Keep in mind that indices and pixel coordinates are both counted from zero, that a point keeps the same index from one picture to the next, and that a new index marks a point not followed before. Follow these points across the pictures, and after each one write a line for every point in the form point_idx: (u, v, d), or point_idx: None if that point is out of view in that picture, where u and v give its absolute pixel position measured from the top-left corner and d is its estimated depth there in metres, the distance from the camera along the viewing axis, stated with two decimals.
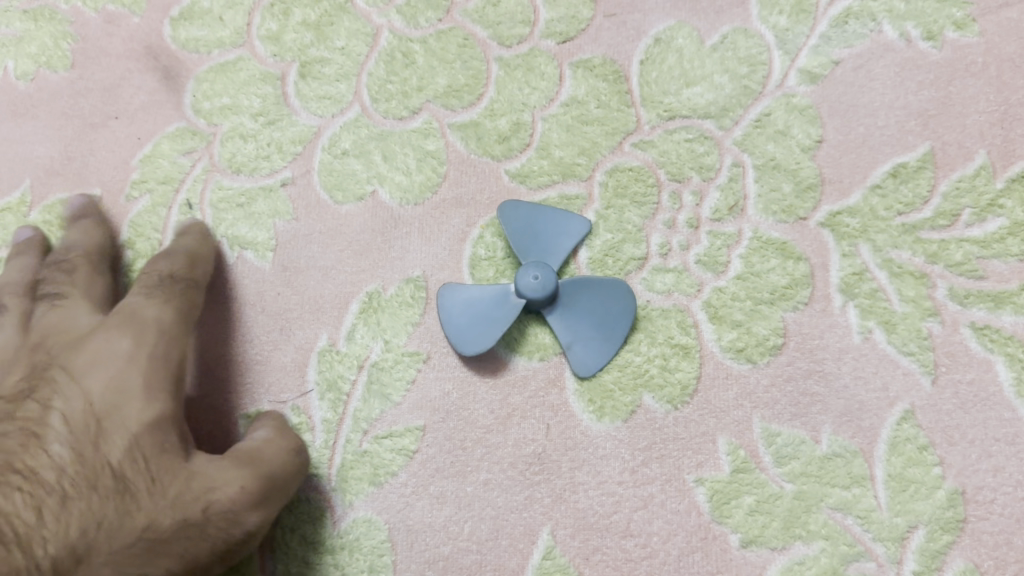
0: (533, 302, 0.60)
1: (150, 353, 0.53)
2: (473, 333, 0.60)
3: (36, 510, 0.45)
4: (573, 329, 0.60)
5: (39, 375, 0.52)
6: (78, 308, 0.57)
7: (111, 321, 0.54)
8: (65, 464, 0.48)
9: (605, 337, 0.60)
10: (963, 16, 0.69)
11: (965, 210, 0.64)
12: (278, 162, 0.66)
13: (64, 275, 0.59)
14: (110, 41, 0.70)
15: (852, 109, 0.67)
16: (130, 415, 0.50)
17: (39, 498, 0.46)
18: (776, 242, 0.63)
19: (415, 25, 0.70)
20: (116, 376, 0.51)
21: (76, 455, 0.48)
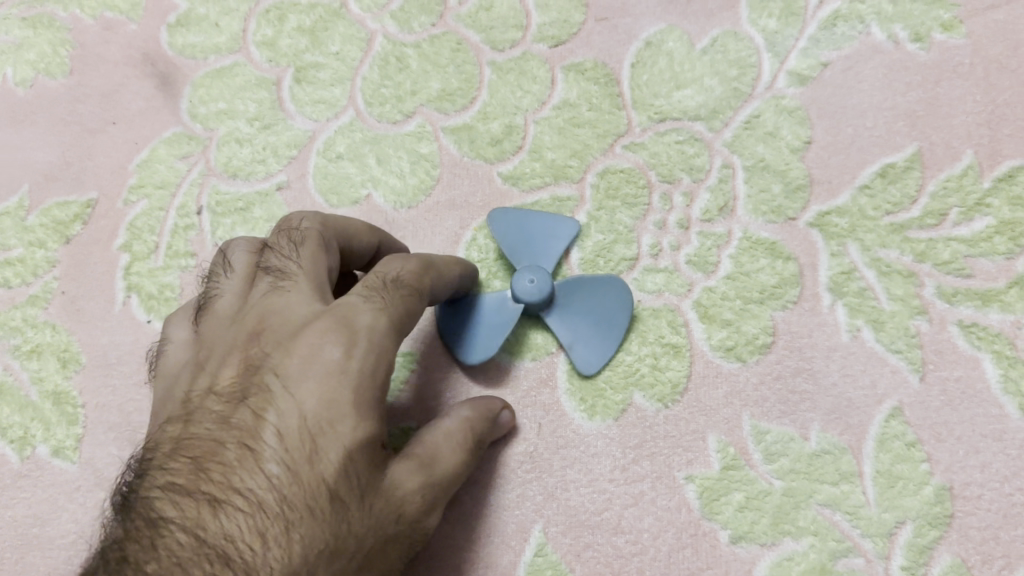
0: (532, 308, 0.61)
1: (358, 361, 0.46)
2: (473, 345, 0.61)
3: (261, 538, 0.41)
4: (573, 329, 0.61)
5: (252, 373, 0.46)
6: (311, 291, 0.50)
7: (328, 314, 0.47)
8: (283, 488, 0.42)
9: (604, 334, 0.61)
10: (950, 18, 0.69)
11: (952, 209, 0.64)
12: (273, 165, 0.67)
13: (291, 247, 0.52)
14: (108, 47, 0.71)
15: (841, 110, 0.68)
16: (339, 432, 0.44)
17: (263, 523, 0.41)
18: (765, 242, 0.64)
19: (408, 30, 0.71)
20: (331, 385, 0.45)
21: (291, 473, 0.43)
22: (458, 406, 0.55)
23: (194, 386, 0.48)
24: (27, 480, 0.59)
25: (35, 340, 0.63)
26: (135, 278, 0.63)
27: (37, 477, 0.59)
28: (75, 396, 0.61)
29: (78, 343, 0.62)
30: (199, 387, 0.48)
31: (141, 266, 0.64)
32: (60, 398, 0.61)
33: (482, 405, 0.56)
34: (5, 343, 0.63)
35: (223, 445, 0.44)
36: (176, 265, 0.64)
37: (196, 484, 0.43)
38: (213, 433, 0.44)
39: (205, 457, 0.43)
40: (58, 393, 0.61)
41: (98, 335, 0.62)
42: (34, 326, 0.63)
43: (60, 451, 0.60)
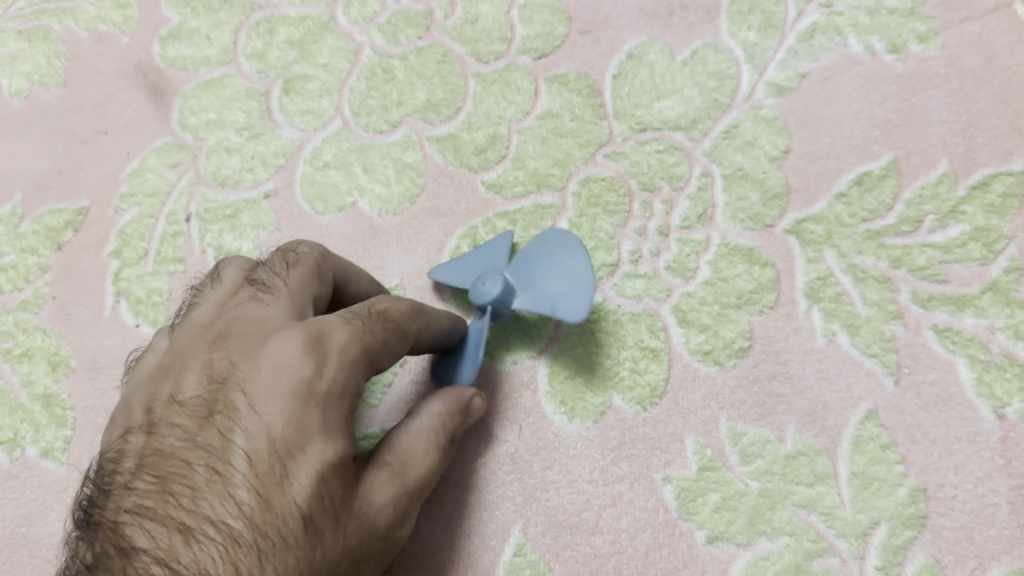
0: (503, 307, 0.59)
1: (326, 384, 0.46)
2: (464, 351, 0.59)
3: (235, 569, 0.41)
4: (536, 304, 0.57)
5: (218, 388, 0.46)
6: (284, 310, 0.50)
7: (297, 330, 0.47)
8: (255, 514, 0.42)
9: (569, 271, 0.55)
10: (926, 30, 0.71)
11: (927, 216, 0.65)
12: (261, 174, 0.68)
13: (280, 270, 0.53)
14: (101, 59, 0.73)
15: (818, 120, 0.69)
16: (306, 456, 0.44)
17: (236, 553, 0.41)
18: (743, 249, 0.65)
19: (396, 42, 0.73)
20: (301, 408, 0.45)
21: (262, 499, 0.43)
22: (428, 402, 0.54)
23: (157, 394, 0.48)
24: (16, 481, 0.60)
25: (26, 344, 0.64)
26: (124, 283, 0.65)
27: (26, 478, 0.60)
28: (64, 398, 0.62)
29: (67, 347, 0.63)
30: (162, 397, 0.47)
31: (130, 272, 0.65)
32: (49, 401, 0.62)
33: (452, 399, 0.54)
34: None
35: (191, 466, 0.44)
36: (165, 270, 0.65)
37: (165, 509, 0.42)
38: (181, 451, 0.44)
39: (174, 480, 0.43)
40: (47, 396, 0.62)
41: (87, 338, 0.63)
42: (24, 330, 0.64)
43: (49, 452, 0.61)
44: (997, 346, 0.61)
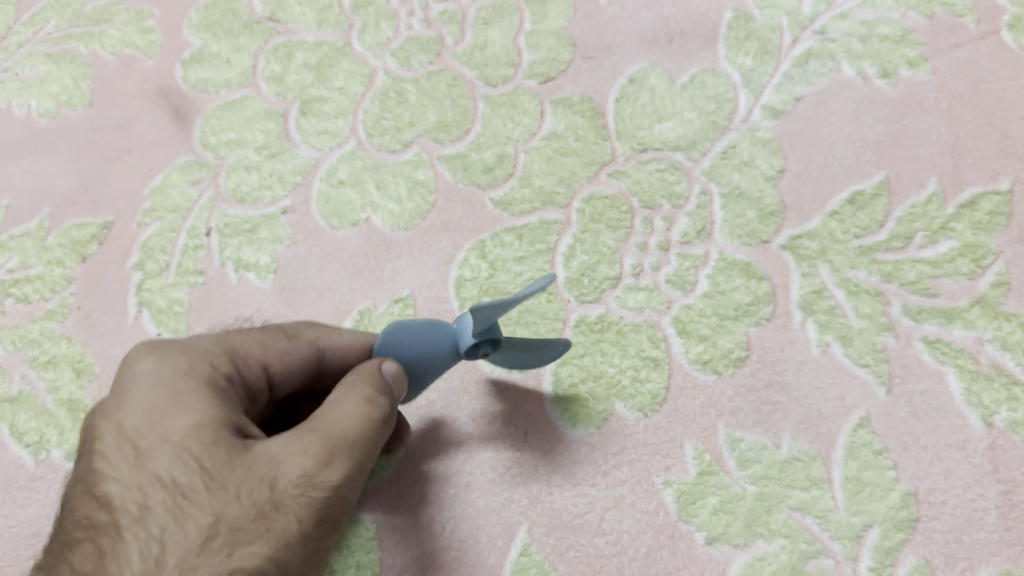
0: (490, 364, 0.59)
1: (193, 369, 0.50)
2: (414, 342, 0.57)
3: (105, 552, 0.44)
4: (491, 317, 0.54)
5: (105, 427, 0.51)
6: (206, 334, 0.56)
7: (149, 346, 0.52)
8: (120, 500, 0.46)
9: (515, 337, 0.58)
10: (916, 56, 0.74)
11: (918, 233, 0.68)
12: (279, 191, 0.71)
13: None
14: (125, 81, 0.76)
15: (813, 142, 0.72)
16: (169, 431, 0.48)
17: (107, 542, 0.45)
18: (740, 263, 0.68)
19: (408, 67, 0.76)
20: (151, 397, 0.49)
21: (126, 484, 0.46)
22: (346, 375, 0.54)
23: None
24: (41, 483, 0.63)
25: (51, 352, 0.66)
26: (147, 294, 0.68)
27: (50, 480, 0.63)
28: (87, 403, 0.64)
29: (91, 354, 0.66)
30: None
31: (153, 283, 0.68)
32: (73, 406, 0.64)
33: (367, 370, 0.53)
34: (23, 355, 0.67)
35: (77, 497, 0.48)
36: (186, 282, 0.68)
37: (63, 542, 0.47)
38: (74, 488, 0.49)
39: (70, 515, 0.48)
40: (71, 401, 0.65)
41: (110, 346, 0.66)
42: (50, 338, 0.67)
43: (73, 455, 0.63)
44: (985, 357, 0.64)
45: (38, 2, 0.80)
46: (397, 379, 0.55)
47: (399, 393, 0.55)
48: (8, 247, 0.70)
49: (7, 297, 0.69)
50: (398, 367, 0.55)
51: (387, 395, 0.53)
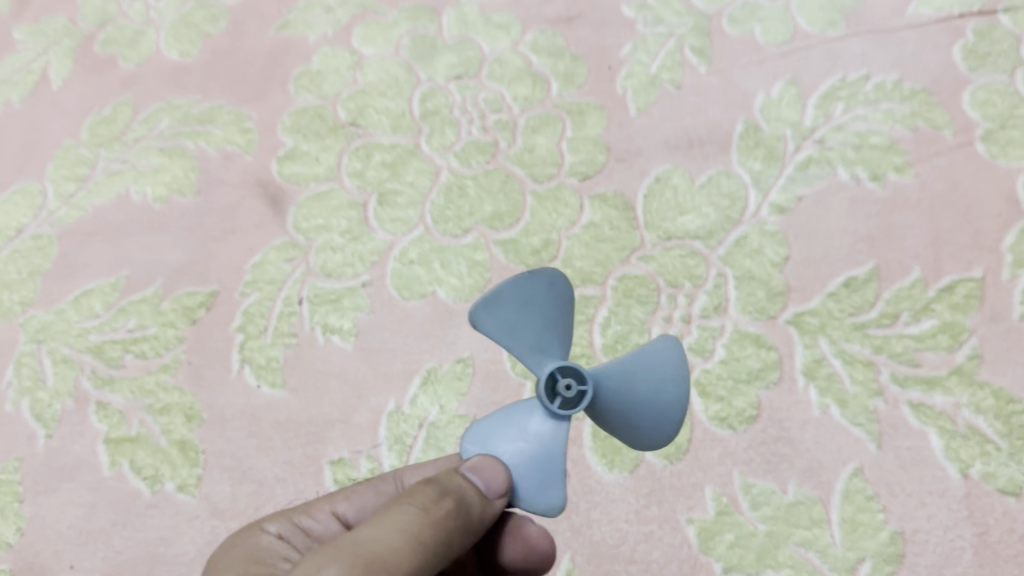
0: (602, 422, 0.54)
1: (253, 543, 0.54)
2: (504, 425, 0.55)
3: None
4: (539, 343, 0.54)
5: None
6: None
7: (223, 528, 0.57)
8: None
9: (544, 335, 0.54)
10: (902, 163, 0.87)
11: (904, 312, 0.80)
12: (359, 268, 0.84)
13: None
14: (228, 173, 0.89)
15: (813, 234, 0.85)
16: None
17: None
18: (752, 335, 0.80)
19: (468, 166, 0.89)
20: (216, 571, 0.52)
21: None
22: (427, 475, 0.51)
23: None
24: (157, 510, 0.75)
25: (166, 400, 0.78)
26: (248, 352, 0.80)
27: (164, 507, 0.75)
28: (197, 444, 0.77)
29: (200, 403, 0.78)
30: None
31: (253, 343, 0.80)
32: (184, 446, 0.77)
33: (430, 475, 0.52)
34: (140, 402, 0.78)
35: None
36: (282, 342, 0.80)
37: None
38: None
39: None
40: (183, 442, 0.77)
41: (216, 396, 0.78)
42: (164, 389, 0.79)
43: (184, 487, 0.75)
44: (962, 419, 0.75)
45: (151, 103, 0.93)
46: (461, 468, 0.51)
47: (491, 481, 0.52)
48: (128, 311, 0.83)
49: (126, 353, 0.80)
50: (483, 459, 0.52)
51: (451, 488, 0.50)
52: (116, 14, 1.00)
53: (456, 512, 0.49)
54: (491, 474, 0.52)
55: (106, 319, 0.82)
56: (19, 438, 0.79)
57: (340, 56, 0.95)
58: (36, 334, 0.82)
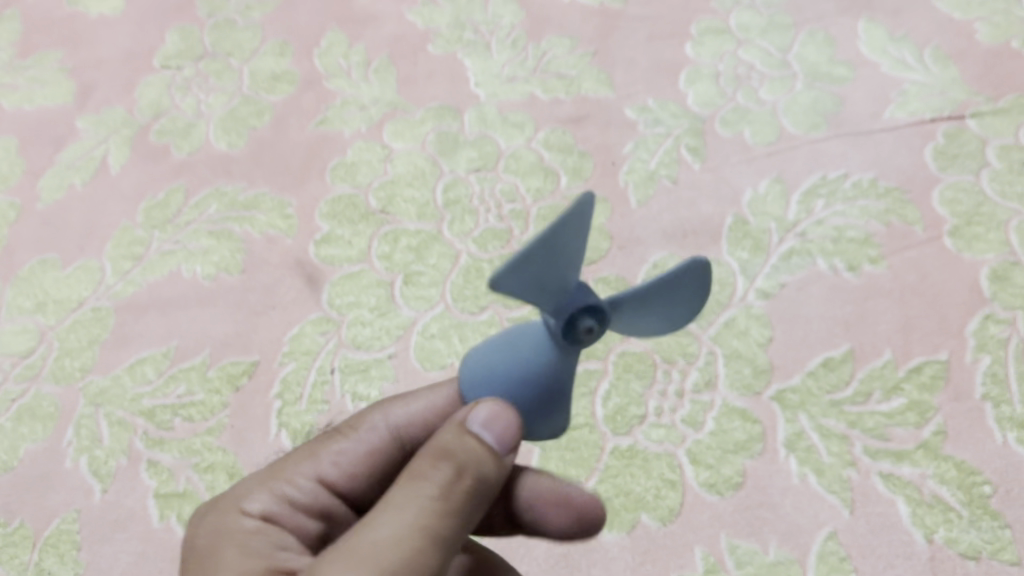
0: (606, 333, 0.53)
1: (243, 522, 0.60)
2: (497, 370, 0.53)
3: None
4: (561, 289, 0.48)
5: None
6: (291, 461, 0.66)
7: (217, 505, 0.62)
8: None
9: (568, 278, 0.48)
10: (876, 255, 0.96)
11: (876, 391, 0.89)
12: (386, 341, 0.93)
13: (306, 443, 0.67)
14: (270, 254, 0.99)
15: (795, 317, 0.94)
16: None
17: None
18: (739, 409, 0.89)
19: (485, 250, 0.99)
20: (214, 550, 0.58)
21: None
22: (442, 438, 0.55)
23: None
24: None
25: (210, 459, 0.87)
26: (285, 417, 0.89)
27: None
28: None
29: (240, 462, 0.87)
30: None
31: (290, 408, 0.89)
32: None
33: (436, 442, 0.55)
34: (188, 461, 0.87)
35: None
36: (316, 408, 0.89)
37: None
38: None
39: None
40: None
41: (256, 456, 0.87)
42: (209, 449, 0.88)
43: None
44: (927, 488, 0.83)
45: (202, 189, 1.04)
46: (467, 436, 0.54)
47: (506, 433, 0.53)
48: (178, 378, 0.92)
49: (176, 416, 0.90)
50: (499, 410, 0.53)
51: (465, 458, 0.54)
52: (170, 107, 1.10)
53: (470, 489, 0.53)
54: (504, 426, 0.53)
55: (158, 385, 0.92)
56: (76, 491, 0.87)
57: (372, 150, 1.06)
58: (94, 399, 0.91)
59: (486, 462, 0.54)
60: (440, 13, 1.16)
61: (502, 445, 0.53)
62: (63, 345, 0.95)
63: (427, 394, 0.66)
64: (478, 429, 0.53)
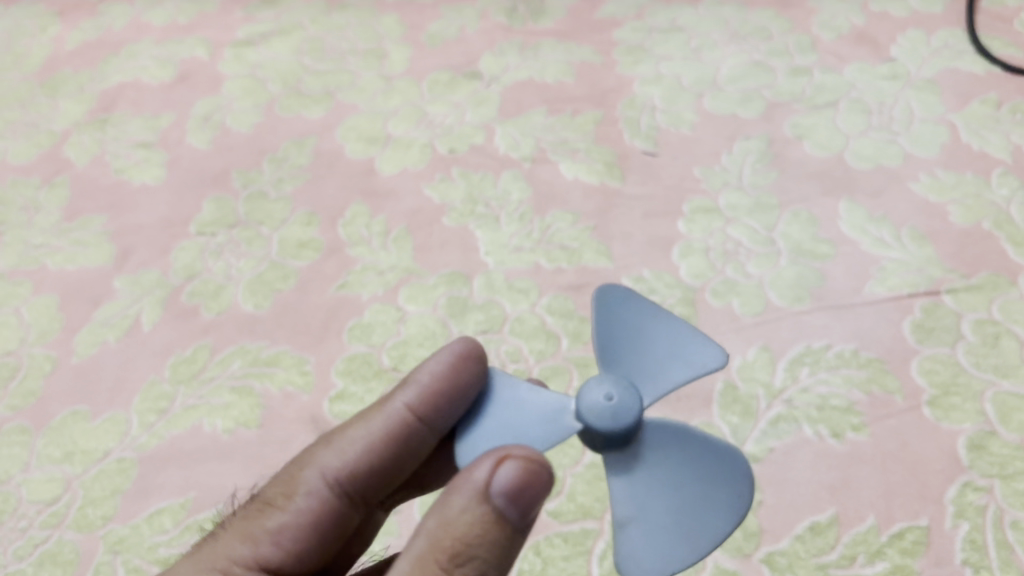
0: (622, 432, 0.60)
1: None
2: (678, 557, 0.59)
3: None
4: (677, 485, 0.62)
5: None
6: (228, 540, 0.71)
7: None
8: None
9: (689, 489, 0.61)
10: (859, 422, 1.02)
11: (860, 555, 0.93)
12: None
13: (250, 512, 0.73)
14: (287, 409, 1.06)
15: (783, 481, 0.99)
16: None
17: None
18: (730, 570, 0.93)
19: None
20: None
21: None
22: (461, 516, 0.59)
23: None
24: None
25: None
26: None
27: None
28: None
29: None
30: None
31: None
32: None
33: (447, 532, 0.59)
34: None
35: None
36: None
37: None
38: None
39: None
40: None
41: None
42: None
43: None
44: None
45: (227, 346, 1.11)
46: (484, 528, 0.59)
47: (527, 480, 0.59)
48: (194, 528, 0.97)
49: None
50: (516, 467, 0.59)
51: (482, 541, 0.59)
52: (202, 270, 1.18)
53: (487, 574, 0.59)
54: (523, 481, 0.59)
55: (174, 535, 0.97)
56: None
57: (387, 311, 1.13)
58: (114, 546, 0.96)
59: (502, 528, 0.59)
60: (454, 188, 1.26)
61: (512, 504, 0.59)
62: (87, 494, 1.00)
63: (349, 436, 0.74)
64: (499, 493, 0.59)
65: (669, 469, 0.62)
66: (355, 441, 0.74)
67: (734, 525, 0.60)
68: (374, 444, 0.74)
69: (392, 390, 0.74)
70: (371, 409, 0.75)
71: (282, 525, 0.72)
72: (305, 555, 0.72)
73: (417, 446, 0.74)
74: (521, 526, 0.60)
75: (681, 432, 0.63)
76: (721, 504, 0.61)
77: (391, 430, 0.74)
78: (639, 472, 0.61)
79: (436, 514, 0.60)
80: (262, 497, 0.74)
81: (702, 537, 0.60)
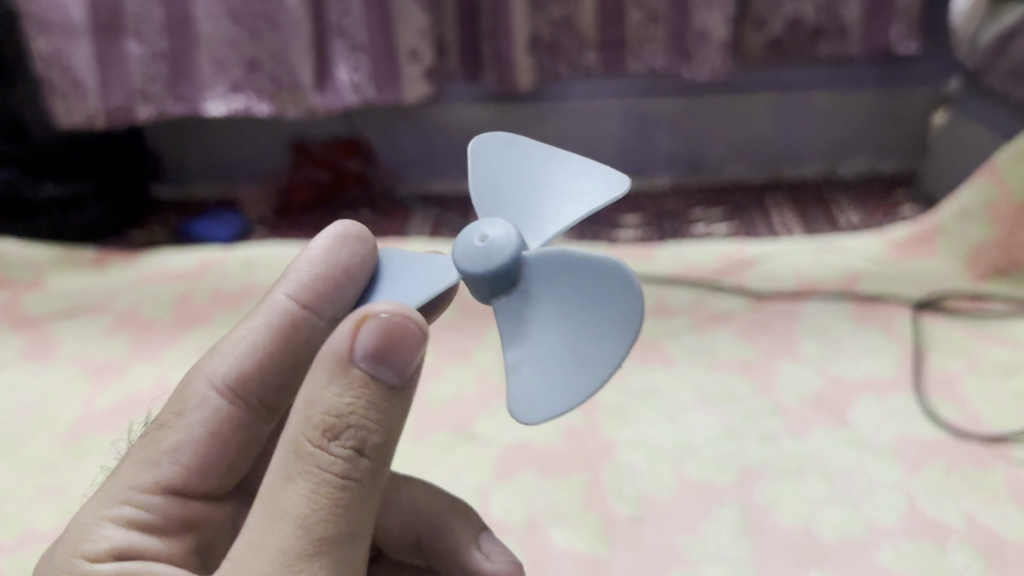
0: (500, 276, 0.75)
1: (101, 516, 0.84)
2: (574, 383, 0.69)
3: None
4: (562, 314, 0.73)
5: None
6: (136, 452, 0.90)
7: (83, 509, 0.86)
8: None
9: (581, 317, 0.72)
10: None
11: None
12: None
13: (153, 431, 0.92)
14: None
15: None
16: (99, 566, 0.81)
17: None
18: None
19: None
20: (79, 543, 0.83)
21: None
22: (333, 387, 0.70)
23: None
24: None
25: None
26: None
27: None
28: None
29: None
30: None
31: None
32: None
33: (320, 409, 0.70)
34: None
35: None
36: None
37: None
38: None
39: None
40: None
41: None
42: None
43: None
44: None
45: None
46: (351, 398, 0.69)
47: (387, 346, 0.68)
48: None
49: None
50: (375, 329, 0.68)
51: (354, 407, 0.69)
52: None
53: (361, 441, 0.70)
54: (385, 342, 0.68)
55: None
56: None
57: None
58: None
59: (375, 389, 0.70)
60: None
61: (378, 366, 0.69)
62: None
63: (240, 345, 0.94)
64: (363, 362, 0.69)
65: (554, 300, 0.74)
66: (241, 341, 0.94)
67: (621, 333, 0.69)
68: (259, 339, 0.94)
69: (272, 286, 0.93)
70: (256, 307, 0.94)
71: (179, 440, 0.91)
72: (205, 455, 0.93)
73: (303, 340, 0.94)
74: (396, 385, 0.70)
75: (550, 258, 0.75)
76: (611, 315, 0.70)
77: (274, 328, 0.93)
78: (523, 314, 0.75)
79: (309, 389, 0.71)
80: (160, 417, 0.93)
81: (595, 356, 0.69)
